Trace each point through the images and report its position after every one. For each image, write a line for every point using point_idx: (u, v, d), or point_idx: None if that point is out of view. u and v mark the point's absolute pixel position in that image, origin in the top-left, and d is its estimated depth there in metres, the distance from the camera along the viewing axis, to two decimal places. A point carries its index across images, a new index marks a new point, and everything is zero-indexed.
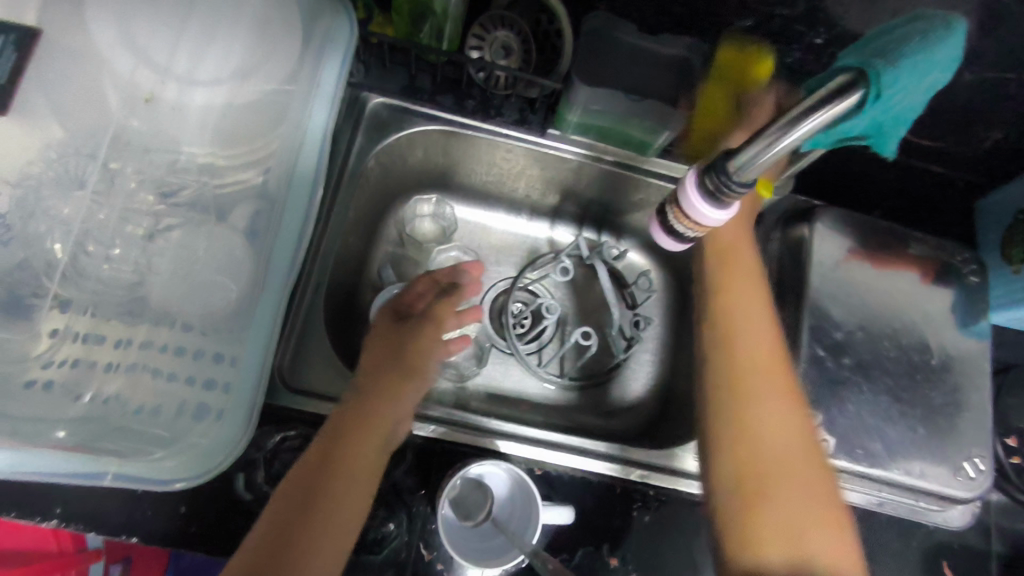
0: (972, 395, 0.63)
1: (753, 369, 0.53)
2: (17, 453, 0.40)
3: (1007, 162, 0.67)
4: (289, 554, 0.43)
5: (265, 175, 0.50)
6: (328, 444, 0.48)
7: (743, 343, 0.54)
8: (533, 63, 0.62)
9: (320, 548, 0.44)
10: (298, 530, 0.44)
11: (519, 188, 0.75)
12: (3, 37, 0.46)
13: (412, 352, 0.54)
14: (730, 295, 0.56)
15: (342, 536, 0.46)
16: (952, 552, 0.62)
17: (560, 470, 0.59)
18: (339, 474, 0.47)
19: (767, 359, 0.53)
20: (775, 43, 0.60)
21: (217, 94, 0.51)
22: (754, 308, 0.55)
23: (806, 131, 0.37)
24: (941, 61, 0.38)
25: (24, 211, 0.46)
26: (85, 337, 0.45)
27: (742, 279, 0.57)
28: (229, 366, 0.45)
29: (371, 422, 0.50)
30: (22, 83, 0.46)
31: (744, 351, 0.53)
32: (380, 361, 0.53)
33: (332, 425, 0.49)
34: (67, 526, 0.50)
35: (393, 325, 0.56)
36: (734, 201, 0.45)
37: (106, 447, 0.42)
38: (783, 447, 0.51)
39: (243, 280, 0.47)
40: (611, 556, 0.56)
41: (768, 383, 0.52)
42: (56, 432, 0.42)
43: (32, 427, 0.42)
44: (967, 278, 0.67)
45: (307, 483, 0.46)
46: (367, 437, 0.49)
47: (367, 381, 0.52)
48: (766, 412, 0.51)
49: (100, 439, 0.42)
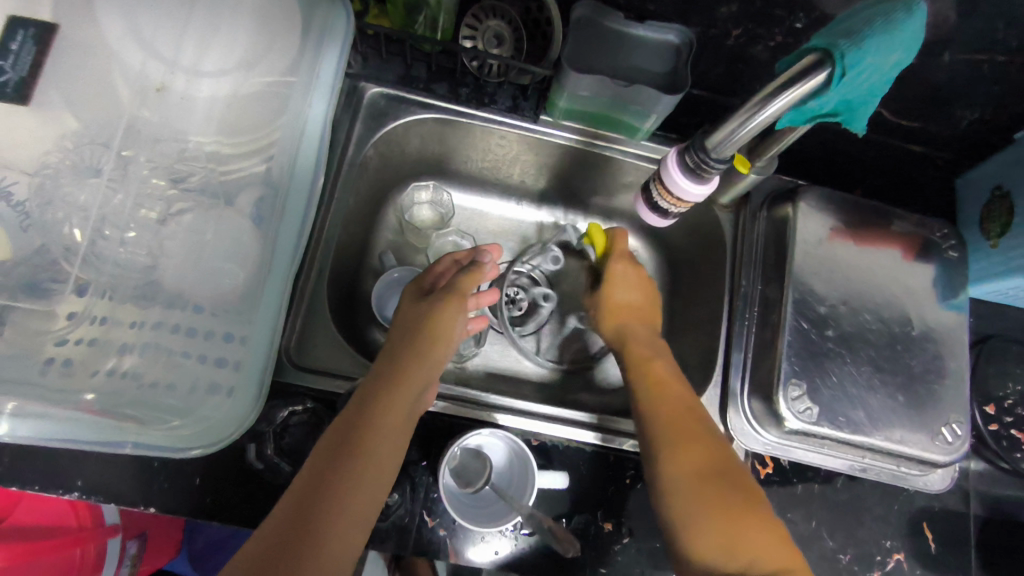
0: (952, 363, 0.65)
1: (684, 423, 0.56)
2: (49, 421, 0.44)
3: (986, 140, 0.68)
4: (319, 514, 0.45)
5: (268, 163, 0.52)
6: (356, 417, 0.50)
7: (670, 402, 0.58)
8: (524, 51, 0.64)
9: (349, 513, 0.46)
10: (330, 483, 0.46)
11: (513, 175, 0.78)
12: (22, 32, 0.48)
13: (434, 330, 0.57)
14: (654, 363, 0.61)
15: (366, 506, 0.47)
16: (933, 516, 0.65)
17: (555, 441, 0.62)
18: (367, 443, 0.49)
19: (698, 410, 0.58)
20: (757, 28, 0.58)
21: (223, 85, 0.53)
22: (672, 377, 0.60)
23: (775, 110, 0.43)
24: (909, 37, 0.41)
25: (41, 198, 0.48)
26: (103, 320, 0.47)
27: (661, 352, 0.63)
28: (239, 346, 0.48)
29: (398, 396, 0.52)
30: (40, 77, 0.48)
31: (674, 399, 0.58)
32: (403, 339, 0.56)
33: (359, 399, 0.52)
34: (89, 497, 0.53)
35: (418, 298, 0.60)
36: (713, 176, 0.52)
37: (126, 412, 0.45)
38: (716, 493, 0.53)
39: (250, 265, 0.50)
40: (604, 520, 0.59)
41: (696, 434, 0.56)
42: (85, 395, 0.44)
43: (60, 395, 0.44)
44: (946, 252, 0.69)
45: (336, 449, 0.48)
46: (393, 411, 0.51)
47: (393, 359, 0.55)
48: (705, 451, 0.55)
49: (121, 406, 0.45)
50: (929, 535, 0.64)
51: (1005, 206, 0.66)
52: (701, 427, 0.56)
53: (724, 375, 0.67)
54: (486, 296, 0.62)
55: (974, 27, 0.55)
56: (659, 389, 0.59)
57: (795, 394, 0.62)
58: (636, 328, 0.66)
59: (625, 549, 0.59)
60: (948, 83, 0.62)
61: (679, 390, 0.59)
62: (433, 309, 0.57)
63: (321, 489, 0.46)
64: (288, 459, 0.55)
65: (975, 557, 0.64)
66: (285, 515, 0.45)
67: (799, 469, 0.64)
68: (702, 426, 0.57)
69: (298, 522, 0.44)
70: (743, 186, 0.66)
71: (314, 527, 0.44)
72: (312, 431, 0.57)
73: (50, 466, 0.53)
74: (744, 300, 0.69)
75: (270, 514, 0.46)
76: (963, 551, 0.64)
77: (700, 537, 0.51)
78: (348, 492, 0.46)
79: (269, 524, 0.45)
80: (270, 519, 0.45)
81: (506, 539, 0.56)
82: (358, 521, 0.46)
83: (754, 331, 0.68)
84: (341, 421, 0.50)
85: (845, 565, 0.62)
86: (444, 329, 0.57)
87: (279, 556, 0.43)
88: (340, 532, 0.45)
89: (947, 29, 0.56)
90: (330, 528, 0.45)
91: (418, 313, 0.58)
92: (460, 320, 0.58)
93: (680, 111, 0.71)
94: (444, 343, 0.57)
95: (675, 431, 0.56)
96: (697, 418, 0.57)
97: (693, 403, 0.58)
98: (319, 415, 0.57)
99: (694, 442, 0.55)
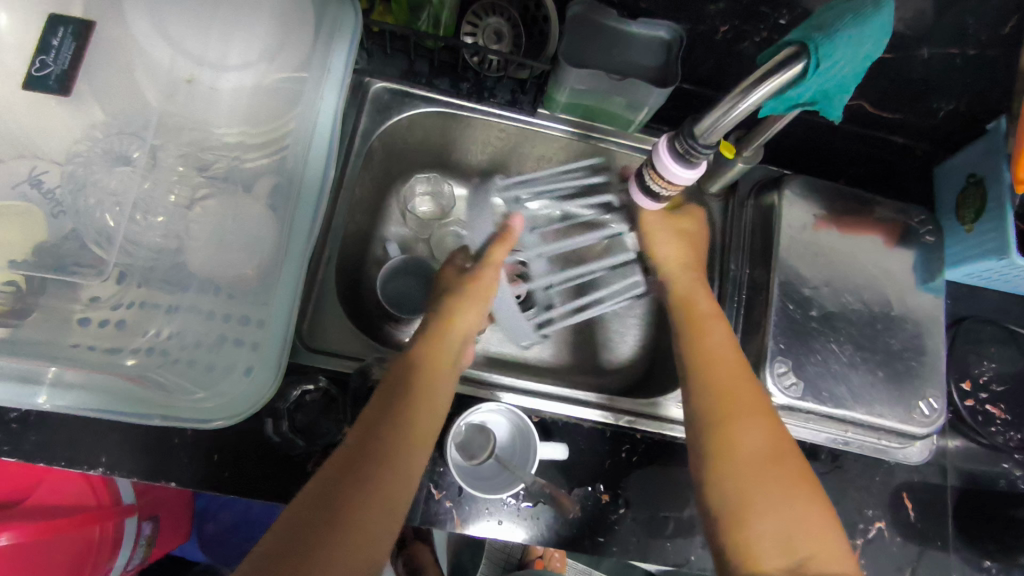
0: (930, 342, 0.69)
1: (738, 398, 0.56)
2: (83, 396, 0.47)
3: (962, 131, 0.71)
4: (350, 495, 0.47)
5: (282, 153, 0.55)
6: (391, 403, 0.52)
7: (717, 374, 0.58)
8: (523, 47, 0.68)
9: (382, 495, 0.47)
10: (367, 457, 0.48)
11: (512, 167, 0.81)
12: (62, 29, 0.50)
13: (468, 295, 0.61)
14: (705, 332, 0.61)
15: (400, 487, 0.49)
16: (912, 487, 0.68)
17: (554, 417, 0.65)
18: (395, 429, 0.51)
19: (739, 375, 0.58)
20: (744, 24, 0.62)
21: (248, 76, 0.57)
22: (725, 349, 0.60)
23: (758, 97, 0.46)
24: (875, 32, 0.45)
25: (73, 185, 0.51)
26: (143, 304, 0.49)
27: (710, 320, 0.62)
28: (257, 328, 0.50)
29: (426, 386, 0.54)
30: (78, 71, 0.51)
31: (714, 365, 0.59)
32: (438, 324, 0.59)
33: (389, 386, 0.54)
34: (112, 472, 0.56)
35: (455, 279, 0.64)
36: (701, 161, 0.55)
37: (157, 378, 0.48)
38: (774, 475, 0.53)
39: (265, 250, 0.52)
40: (603, 492, 0.62)
41: (749, 411, 0.56)
42: (124, 360, 0.47)
43: (104, 357, 0.47)
44: (924, 237, 0.73)
45: (366, 433, 0.50)
46: (422, 398, 0.53)
47: (425, 343, 0.57)
48: (742, 420, 0.55)
49: (156, 371, 0.48)
50: (910, 505, 0.68)
51: (980, 192, 0.69)
52: (756, 403, 0.56)
53: None
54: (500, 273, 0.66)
55: (943, 23, 0.59)
56: (712, 360, 0.59)
57: (781, 370, 0.65)
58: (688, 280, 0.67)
59: (622, 520, 0.62)
60: (923, 77, 0.65)
61: (733, 364, 0.59)
62: (471, 284, 0.62)
63: (352, 471, 0.48)
64: (301, 435, 0.58)
65: (951, 525, 0.67)
66: (324, 484, 0.47)
67: None
68: (757, 402, 0.57)
69: (329, 503, 0.46)
70: (729, 175, 0.70)
71: (345, 508, 0.46)
72: (324, 409, 0.60)
73: (76, 442, 0.56)
74: (733, 284, 0.73)
75: (310, 483, 0.48)
76: (941, 519, 0.68)
77: (753, 518, 0.51)
78: (379, 476, 0.48)
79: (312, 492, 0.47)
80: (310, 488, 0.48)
81: (511, 510, 0.60)
82: (397, 491, 0.48)
83: (742, 313, 0.71)
84: (374, 408, 0.52)
85: None
86: (484, 287, 0.62)
87: (311, 534, 0.44)
88: (375, 513, 0.47)
89: (922, 24, 0.59)
90: (361, 509, 0.46)
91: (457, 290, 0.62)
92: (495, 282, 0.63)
93: (671, 104, 0.74)
94: (478, 307, 0.61)
95: (719, 412, 0.56)
96: (748, 393, 0.57)
97: (743, 380, 0.58)
98: (332, 395, 0.61)
99: (744, 418, 0.55)
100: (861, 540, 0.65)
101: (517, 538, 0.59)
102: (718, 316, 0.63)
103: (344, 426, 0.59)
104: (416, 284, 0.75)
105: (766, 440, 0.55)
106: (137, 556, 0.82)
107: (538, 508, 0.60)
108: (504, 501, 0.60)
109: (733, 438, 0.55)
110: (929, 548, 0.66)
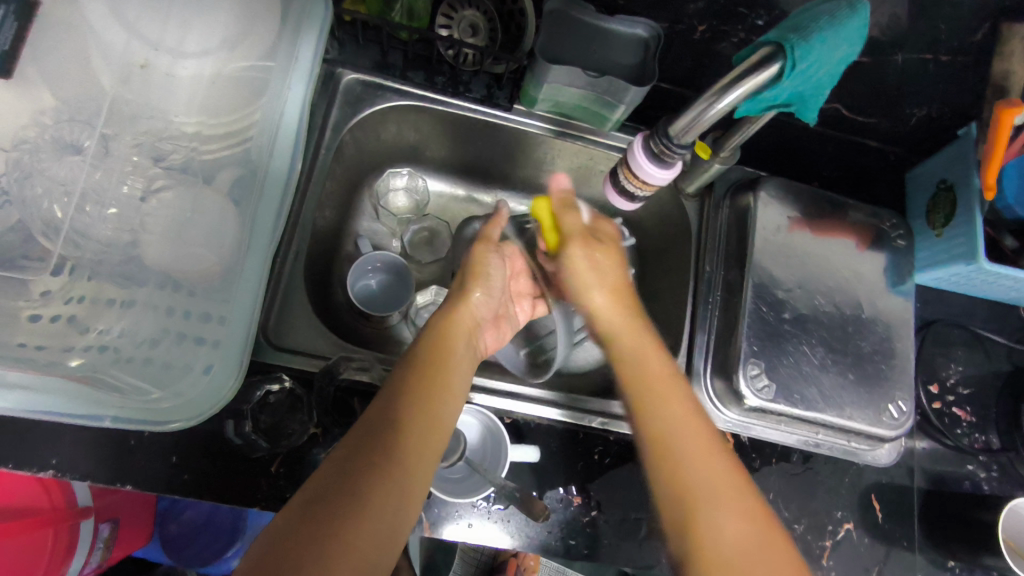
0: (899, 345, 0.69)
1: (675, 440, 0.51)
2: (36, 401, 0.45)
3: (936, 137, 0.72)
4: (350, 487, 0.44)
5: (246, 144, 0.53)
6: (392, 398, 0.50)
7: (664, 426, 0.52)
8: (498, 41, 0.66)
9: (381, 490, 0.44)
10: (372, 448, 0.46)
11: (482, 162, 0.81)
12: (4, 7, 0.47)
13: (470, 271, 0.64)
14: (652, 367, 0.56)
15: (406, 486, 0.46)
16: (881, 488, 0.69)
17: (526, 418, 0.64)
18: (402, 426, 0.48)
19: (677, 396, 0.54)
20: (722, 24, 0.61)
21: (207, 65, 0.55)
22: (676, 392, 0.54)
23: (732, 99, 0.47)
24: (849, 36, 0.45)
25: (20, 173, 0.48)
26: (91, 300, 0.47)
27: (662, 372, 0.56)
28: (218, 325, 0.49)
29: (441, 389, 0.53)
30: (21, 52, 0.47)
31: (659, 392, 0.54)
32: (446, 321, 0.59)
33: (384, 395, 0.51)
34: (62, 475, 0.53)
35: (461, 271, 0.65)
36: (675, 161, 0.56)
37: (111, 379, 0.45)
38: (761, 552, 0.46)
39: (225, 251, 0.50)
40: (575, 494, 0.62)
41: (689, 449, 0.51)
42: (69, 361, 0.45)
43: (46, 356, 0.44)
44: (895, 241, 0.73)
45: (369, 436, 0.47)
46: (434, 388, 0.52)
47: (421, 352, 0.55)
48: (687, 440, 0.51)
49: (110, 368, 0.45)
50: (877, 507, 0.68)
51: (950, 197, 0.69)
52: (699, 440, 0.51)
53: (687, 356, 0.71)
54: (519, 283, 0.72)
55: (919, 32, 0.60)
56: (654, 415, 0.53)
57: (754, 372, 0.65)
58: (630, 348, 0.58)
59: (595, 523, 0.61)
60: (899, 81, 0.65)
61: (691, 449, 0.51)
62: (470, 259, 0.65)
63: (352, 466, 0.45)
64: (266, 436, 0.56)
65: (917, 525, 0.68)
66: (326, 471, 0.45)
67: (758, 445, 0.68)
68: (702, 441, 0.51)
69: (324, 502, 0.43)
70: (707, 175, 0.70)
71: (342, 509, 0.42)
72: (289, 409, 0.58)
73: (25, 442, 0.53)
74: (708, 284, 0.72)
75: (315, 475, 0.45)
76: (908, 520, 0.68)
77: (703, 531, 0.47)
78: (382, 480, 0.45)
79: (313, 483, 0.44)
80: (319, 478, 0.45)
81: (482, 513, 0.59)
82: (401, 485, 0.45)
83: (717, 313, 0.71)
84: (377, 405, 0.50)
85: (798, 534, 0.65)
86: (478, 265, 0.65)
87: (299, 541, 0.40)
88: (376, 519, 0.43)
89: (897, 30, 0.59)
90: (366, 508, 0.43)
91: (461, 272, 0.65)
92: (489, 254, 0.66)
93: (648, 103, 0.73)
94: (480, 280, 0.64)
95: (659, 443, 0.52)
96: (691, 459, 0.50)
97: (686, 403, 0.54)
98: (297, 396, 0.59)
99: (690, 464, 0.50)
100: (830, 542, 0.66)
101: (489, 541, 0.58)
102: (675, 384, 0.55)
103: (310, 426, 0.58)
104: (392, 282, 0.75)
105: (745, 538, 0.47)
106: (94, 560, 0.78)
107: (508, 511, 0.59)
108: (474, 503, 0.59)
109: (679, 478, 0.50)
110: (895, 548, 0.67)
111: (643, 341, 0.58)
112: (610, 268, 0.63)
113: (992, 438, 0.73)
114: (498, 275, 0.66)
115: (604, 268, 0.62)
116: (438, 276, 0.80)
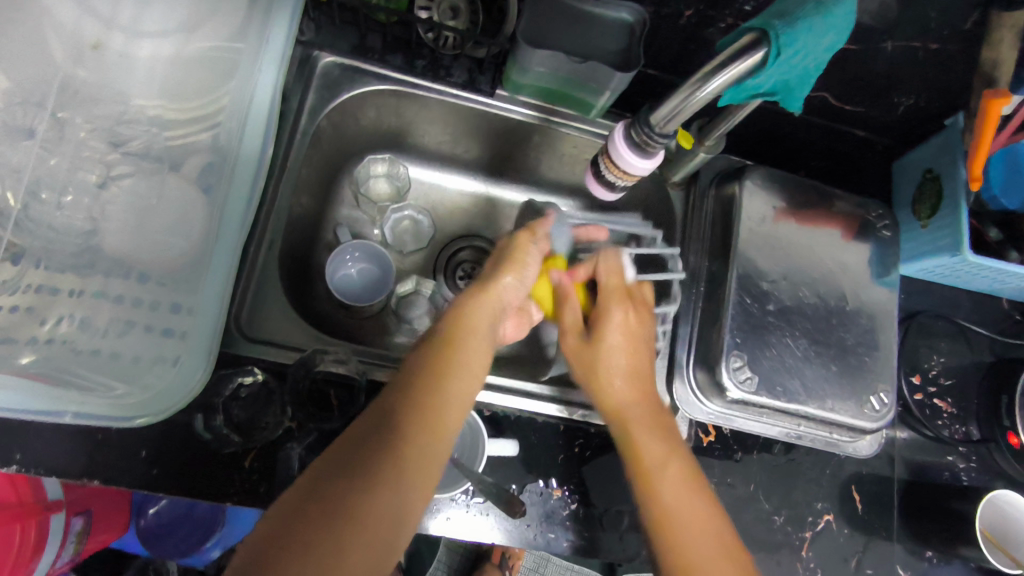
0: (882, 336, 0.69)
1: (667, 480, 0.53)
2: None
3: (921, 126, 0.71)
4: (345, 494, 0.41)
5: (214, 129, 0.51)
6: (396, 392, 0.47)
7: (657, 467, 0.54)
8: (480, 23, 0.64)
9: (378, 502, 0.41)
10: (370, 451, 0.43)
11: (463, 150, 0.79)
12: None
13: (506, 257, 0.58)
14: (644, 408, 0.57)
15: (406, 499, 0.43)
16: (861, 479, 0.69)
17: (506, 411, 0.63)
18: (403, 428, 0.45)
19: (663, 434, 0.56)
20: (708, 10, 0.57)
21: (165, 46, 0.53)
22: (666, 437, 0.56)
23: (717, 86, 0.45)
24: (836, 22, 0.44)
25: None
26: (39, 289, 0.46)
27: (654, 422, 0.56)
28: (186, 316, 0.47)
29: (450, 381, 0.49)
30: None
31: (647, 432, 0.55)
32: (471, 303, 0.54)
33: (388, 388, 0.48)
34: (27, 470, 0.52)
35: (496, 257, 0.60)
36: (657, 151, 0.55)
37: (68, 375, 0.44)
38: None
39: (193, 237, 0.49)
40: (554, 488, 0.61)
41: (678, 490, 0.53)
42: (19, 359, 0.44)
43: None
44: (881, 232, 0.73)
45: (371, 439, 0.44)
46: (440, 381, 0.48)
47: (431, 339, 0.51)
48: (676, 483, 0.53)
49: (63, 368, 0.44)
50: (858, 498, 0.68)
51: (936, 188, 0.69)
52: (688, 482, 0.54)
53: (670, 347, 0.70)
54: None
55: (908, 21, 0.58)
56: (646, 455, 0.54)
57: (736, 364, 0.64)
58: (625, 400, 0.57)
59: (576, 516, 0.60)
60: (886, 70, 0.64)
61: (680, 500, 0.52)
62: (507, 244, 0.60)
63: (351, 471, 0.42)
64: (236, 431, 0.55)
65: (896, 516, 0.68)
66: (321, 472, 0.42)
67: (740, 436, 0.68)
68: (690, 485, 0.53)
69: (318, 505, 0.40)
70: (691, 164, 0.69)
71: (336, 515, 0.40)
72: (261, 403, 0.57)
73: None
74: (692, 275, 0.71)
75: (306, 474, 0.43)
76: (887, 511, 0.68)
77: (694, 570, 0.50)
78: (379, 491, 0.42)
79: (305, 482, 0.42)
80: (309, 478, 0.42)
81: (459, 507, 0.58)
82: (400, 494, 0.42)
83: (700, 304, 0.70)
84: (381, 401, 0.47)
85: (778, 525, 0.65)
86: (518, 252, 0.59)
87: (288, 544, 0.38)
88: (373, 530, 0.41)
89: (887, 18, 0.58)
90: (360, 517, 0.40)
91: (498, 252, 0.60)
92: (529, 244, 0.60)
93: (633, 89, 0.71)
94: (515, 268, 0.58)
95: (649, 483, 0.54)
96: (680, 503, 0.52)
97: (673, 447, 0.55)
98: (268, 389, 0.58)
99: (683, 506, 0.52)
100: (809, 533, 0.66)
101: (468, 535, 0.57)
102: (665, 438, 0.55)
103: (285, 420, 0.56)
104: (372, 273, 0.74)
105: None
106: (65, 554, 0.77)
107: (488, 504, 0.58)
108: (452, 497, 0.58)
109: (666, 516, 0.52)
110: (875, 538, 0.67)
111: (644, 392, 0.57)
112: (625, 359, 0.58)
113: (972, 429, 0.73)
114: (535, 266, 0.59)
115: (615, 364, 0.57)
116: (420, 266, 0.79)
